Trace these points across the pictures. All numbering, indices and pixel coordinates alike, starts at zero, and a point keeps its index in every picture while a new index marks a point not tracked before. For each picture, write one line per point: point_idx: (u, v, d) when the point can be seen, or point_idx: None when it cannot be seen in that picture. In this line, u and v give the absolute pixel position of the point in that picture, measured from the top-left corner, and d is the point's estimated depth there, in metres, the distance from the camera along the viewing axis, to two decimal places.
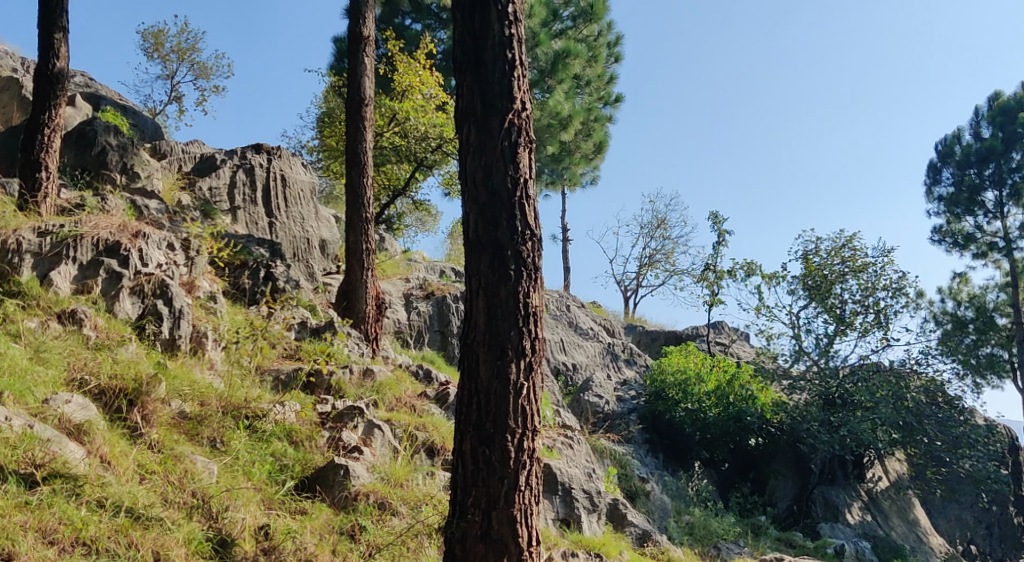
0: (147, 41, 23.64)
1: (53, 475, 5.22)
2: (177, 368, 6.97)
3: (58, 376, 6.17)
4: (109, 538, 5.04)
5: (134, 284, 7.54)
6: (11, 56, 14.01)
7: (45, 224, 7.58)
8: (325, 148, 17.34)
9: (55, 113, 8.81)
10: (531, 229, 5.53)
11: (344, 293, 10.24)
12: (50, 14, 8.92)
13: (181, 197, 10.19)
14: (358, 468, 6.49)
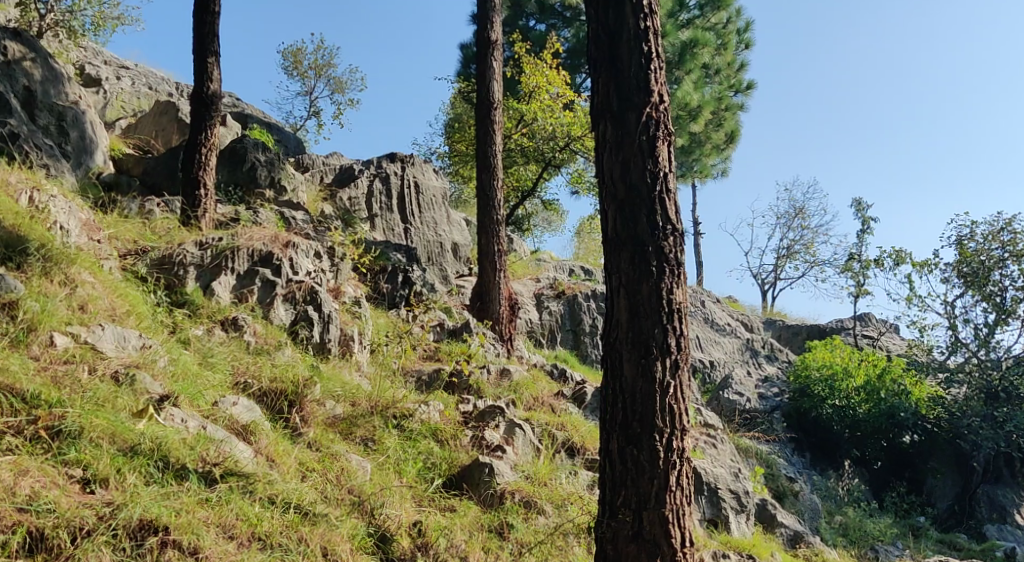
0: (286, 60, 24.64)
1: (228, 472, 5.28)
2: (329, 370, 7.28)
3: (224, 380, 6.49)
4: (281, 533, 5.10)
5: (287, 291, 7.90)
6: (165, 81, 14.90)
7: (205, 238, 7.99)
8: (455, 152, 17.59)
9: (211, 133, 9.30)
10: (672, 223, 5.48)
11: (478, 294, 10.38)
12: (204, 40, 9.44)
13: (324, 207, 10.56)
14: (502, 467, 6.57)
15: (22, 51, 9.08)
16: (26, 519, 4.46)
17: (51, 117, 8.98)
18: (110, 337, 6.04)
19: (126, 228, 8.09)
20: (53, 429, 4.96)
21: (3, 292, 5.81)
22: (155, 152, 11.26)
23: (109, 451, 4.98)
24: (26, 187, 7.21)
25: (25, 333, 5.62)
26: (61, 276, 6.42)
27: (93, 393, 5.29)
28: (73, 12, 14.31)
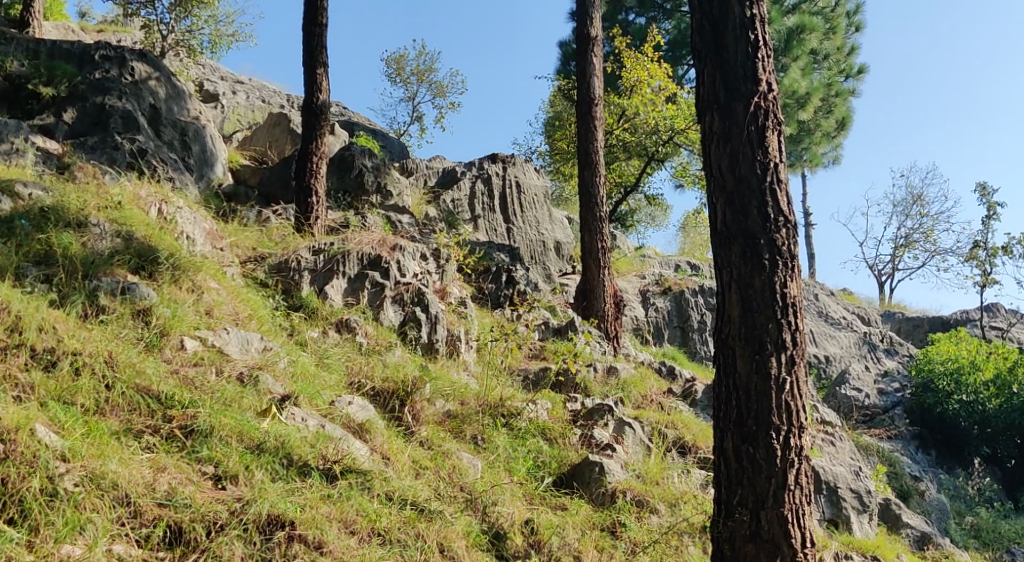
0: (390, 67, 25.15)
1: (347, 470, 5.34)
2: (438, 370, 7.41)
3: (340, 380, 6.66)
4: (399, 529, 5.06)
5: (395, 293, 8.07)
6: (278, 94, 15.44)
7: (318, 243, 8.23)
8: (556, 150, 17.61)
9: (321, 141, 9.55)
10: (784, 215, 5.37)
11: (583, 292, 10.38)
12: (313, 51, 9.72)
13: (429, 210, 10.71)
14: (612, 465, 6.53)
15: (147, 71, 9.60)
16: (165, 513, 4.44)
17: (175, 132, 9.40)
18: (234, 340, 6.31)
19: (245, 235, 8.41)
20: (187, 428, 5.11)
21: (137, 299, 6.11)
22: (269, 162, 11.67)
23: (238, 448, 5.07)
24: (155, 199, 7.58)
25: (158, 337, 5.89)
26: (188, 282, 6.73)
27: (221, 394, 5.51)
28: (191, 31, 15.09)
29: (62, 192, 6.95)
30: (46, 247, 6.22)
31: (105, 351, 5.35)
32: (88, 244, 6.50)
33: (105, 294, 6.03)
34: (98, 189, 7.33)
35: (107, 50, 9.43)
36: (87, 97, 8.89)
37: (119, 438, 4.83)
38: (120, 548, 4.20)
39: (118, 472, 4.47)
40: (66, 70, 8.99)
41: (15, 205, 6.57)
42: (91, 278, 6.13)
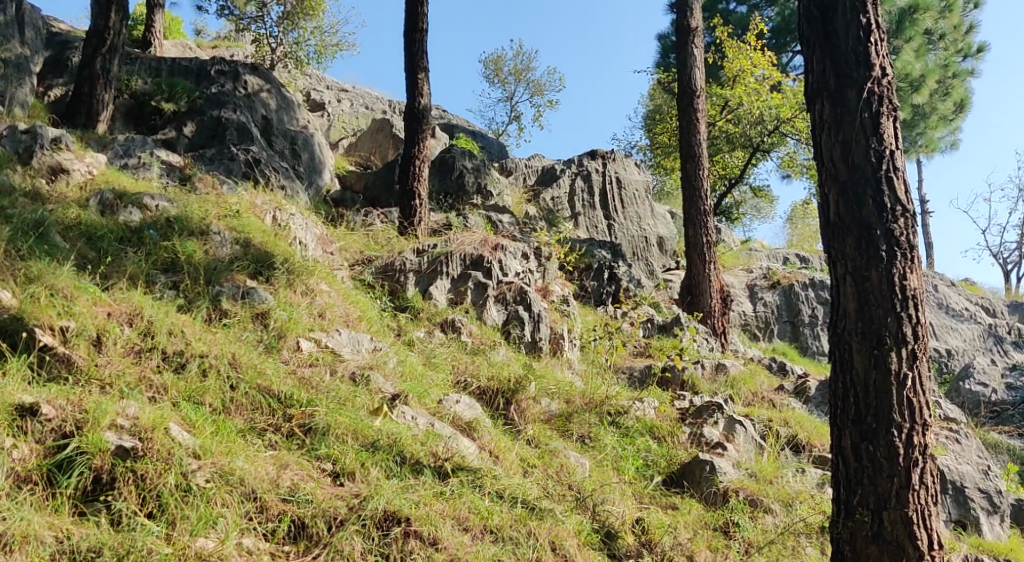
0: (488, 68, 25.35)
1: (457, 467, 5.42)
2: (543, 368, 7.46)
3: (447, 379, 6.76)
4: (511, 526, 5.09)
5: (498, 292, 8.16)
6: (381, 100, 15.77)
7: (422, 245, 8.39)
8: (657, 144, 17.43)
9: (423, 145, 9.70)
10: (901, 204, 5.22)
11: (687, 288, 10.29)
12: (413, 57, 9.90)
13: (530, 209, 10.76)
14: (724, 464, 6.44)
15: (258, 84, 10.00)
16: (289, 508, 4.61)
17: (285, 142, 9.74)
18: (346, 341, 6.50)
19: (353, 239, 8.65)
20: (306, 426, 5.29)
21: (256, 303, 6.38)
22: (373, 167, 11.94)
23: (354, 446, 5.22)
24: (269, 208, 7.88)
25: (276, 339, 6.12)
26: (302, 286, 6.97)
27: (335, 393, 5.67)
28: (299, 43, 15.57)
29: (185, 203, 7.27)
30: (172, 255, 6.52)
31: (229, 353, 5.59)
32: (210, 251, 6.79)
33: (227, 298, 6.31)
34: (218, 199, 7.66)
35: (221, 65, 9.88)
36: (205, 111, 9.27)
37: (243, 436, 5.04)
38: (250, 542, 4.37)
39: (245, 469, 4.66)
40: (185, 86, 9.44)
41: (144, 215, 6.89)
42: (213, 283, 6.42)
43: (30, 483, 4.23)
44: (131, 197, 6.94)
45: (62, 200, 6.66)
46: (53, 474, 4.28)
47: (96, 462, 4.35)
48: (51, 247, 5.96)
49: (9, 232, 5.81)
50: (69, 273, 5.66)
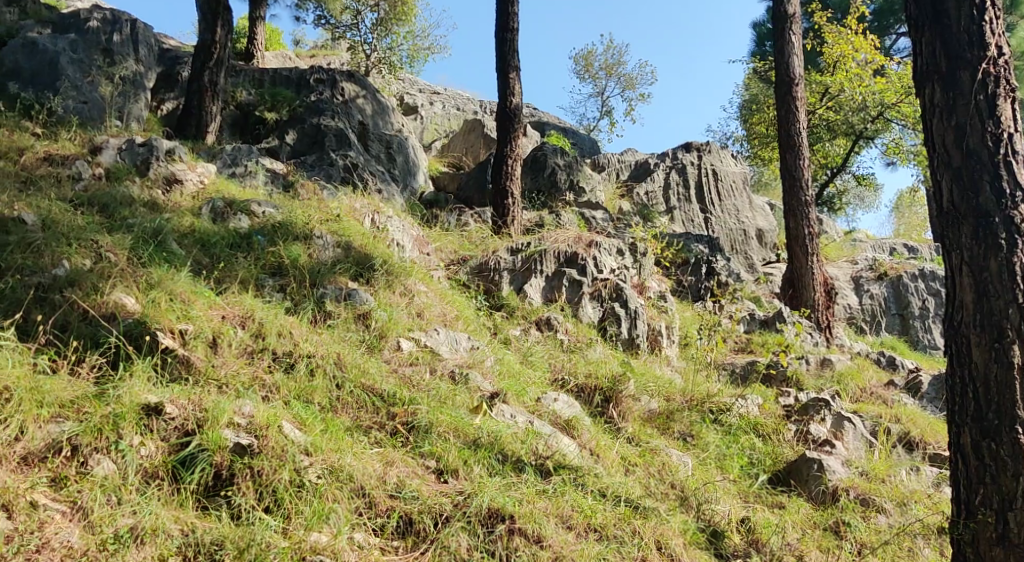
0: (578, 64, 25.33)
1: (559, 465, 5.45)
2: (641, 366, 7.44)
3: (545, 377, 6.80)
4: (615, 525, 5.10)
5: (593, 289, 8.15)
6: (472, 101, 15.94)
7: (516, 243, 8.45)
8: (754, 135, 17.12)
9: (515, 144, 9.75)
10: (1021, 189, 5.02)
11: (790, 281, 10.12)
12: (505, 57, 9.97)
13: (623, 205, 10.71)
14: (832, 462, 6.27)
15: (355, 90, 10.24)
16: (396, 504, 4.73)
17: (381, 146, 9.93)
18: (444, 340, 6.61)
19: (448, 240, 8.77)
20: (409, 424, 5.41)
21: (358, 304, 6.56)
22: (466, 167, 12.06)
23: (457, 444, 5.30)
24: (368, 211, 8.08)
25: (378, 339, 6.28)
26: (401, 287, 7.12)
27: (436, 392, 5.78)
28: (392, 48, 15.88)
29: (290, 209, 7.51)
30: (278, 259, 6.75)
31: (334, 353, 5.76)
32: (314, 255, 7.00)
33: (331, 300, 6.50)
34: (320, 204, 7.89)
35: (320, 73, 10.17)
36: (305, 119, 9.56)
37: (351, 434, 5.19)
38: (361, 537, 4.51)
39: (354, 466, 4.80)
40: (286, 95, 9.80)
41: (252, 222, 7.14)
42: (317, 286, 6.63)
43: (157, 479, 4.44)
44: (240, 204, 7.21)
45: (177, 209, 6.95)
46: (178, 470, 4.48)
47: (217, 459, 4.55)
48: (168, 253, 6.23)
49: (130, 240, 6.09)
50: (186, 279, 5.92)
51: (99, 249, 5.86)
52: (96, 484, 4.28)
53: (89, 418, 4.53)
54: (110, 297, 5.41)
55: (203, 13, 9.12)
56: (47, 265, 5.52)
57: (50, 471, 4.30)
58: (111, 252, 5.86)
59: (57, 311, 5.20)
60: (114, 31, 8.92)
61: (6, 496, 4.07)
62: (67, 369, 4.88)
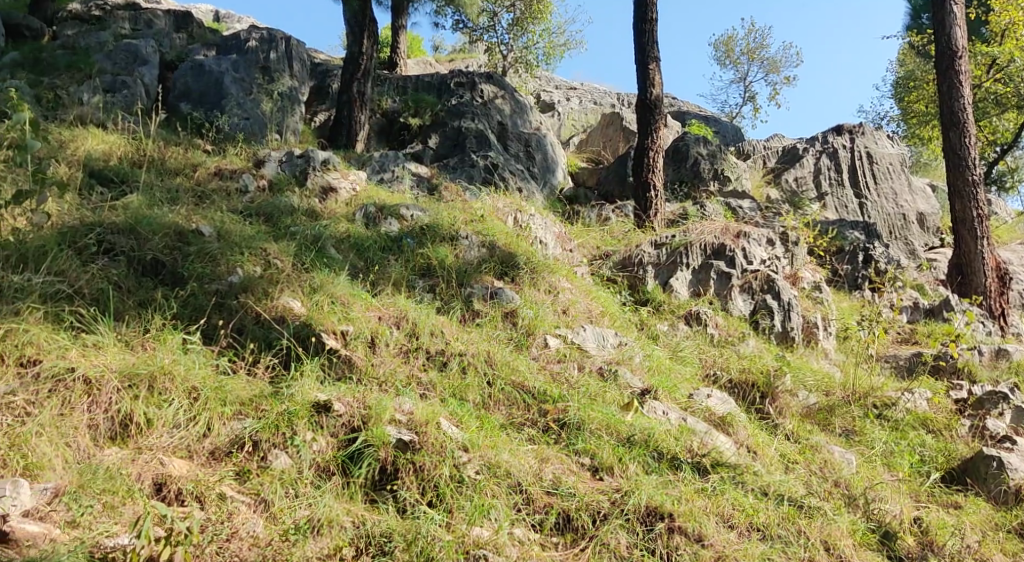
0: (719, 50, 24.79)
1: (717, 463, 5.35)
2: (797, 359, 7.23)
3: (696, 372, 6.69)
4: (779, 525, 4.97)
5: (743, 281, 7.96)
6: (610, 94, 15.85)
7: (660, 237, 8.31)
8: (912, 114, 16.28)
9: (657, 136, 9.60)
10: None
11: (956, 266, 9.63)
12: (644, 47, 9.79)
13: (770, 192, 10.44)
14: (1014, 459, 5.88)
15: (494, 91, 10.39)
16: (554, 501, 4.76)
17: (520, 145, 10.03)
18: (591, 336, 6.61)
19: (590, 236, 8.75)
20: (560, 421, 5.44)
21: (505, 302, 6.64)
22: (605, 161, 12.02)
23: (610, 441, 5.30)
24: (511, 210, 8.17)
25: (525, 336, 6.35)
26: (545, 284, 7.17)
27: (585, 389, 5.79)
28: (528, 47, 15.99)
29: (436, 211, 7.68)
30: (427, 260, 6.92)
31: (485, 352, 5.86)
32: (460, 255, 7.14)
33: (478, 300, 6.62)
34: (464, 205, 8.04)
35: (460, 77, 10.41)
36: (446, 122, 9.76)
37: (506, 431, 5.27)
38: (521, 532, 4.56)
39: (510, 462, 4.87)
40: (428, 100, 10.02)
41: (402, 226, 7.37)
42: (465, 285, 6.77)
43: (329, 473, 4.64)
44: (390, 209, 7.45)
45: (333, 216, 7.24)
46: (347, 465, 4.68)
47: (382, 454, 4.71)
48: (327, 258, 6.49)
49: (294, 247, 6.39)
50: (344, 282, 6.16)
51: (267, 256, 6.18)
52: (275, 477, 4.51)
53: (267, 415, 4.78)
54: (279, 301, 5.69)
55: (351, 26, 9.44)
56: (223, 272, 5.85)
57: (235, 465, 4.57)
58: (278, 259, 6.16)
59: (234, 315, 5.51)
60: (271, 48, 9.39)
61: (199, 488, 4.33)
62: (245, 370, 5.18)
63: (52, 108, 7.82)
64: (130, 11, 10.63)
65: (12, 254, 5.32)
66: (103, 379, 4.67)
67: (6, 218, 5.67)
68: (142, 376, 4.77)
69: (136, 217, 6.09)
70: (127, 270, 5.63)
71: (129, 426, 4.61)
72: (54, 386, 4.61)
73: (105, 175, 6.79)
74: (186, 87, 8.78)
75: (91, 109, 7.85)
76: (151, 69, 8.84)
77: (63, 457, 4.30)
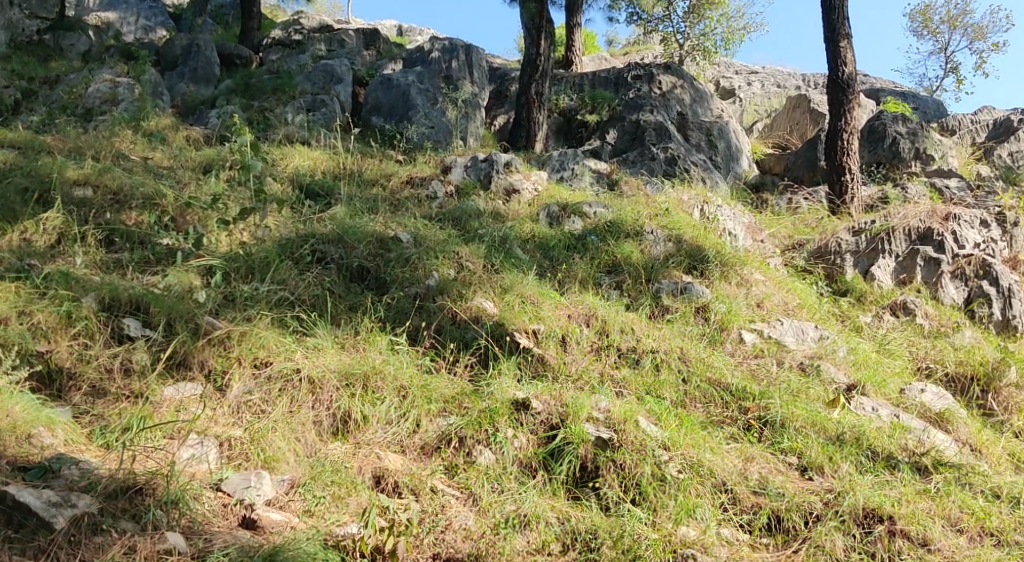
0: (916, 20, 23.33)
1: (938, 463, 5.04)
2: (1021, 351, 6.74)
3: (907, 365, 6.32)
4: (1015, 529, 4.64)
5: (954, 267, 7.46)
6: (794, 75, 15.29)
7: (860, 224, 7.86)
8: None
9: (851, 116, 9.10)
10: None
11: None
12: (834, 24, 9.20)
13: (981, 169, 9.73)
14: None
15: (673, 81, 10.21)
16: (763, 501, 4.64)
17: (701, 134, 9.81)
18: (789, 330, 6.38)
19: (782, 225, 8.45)
20: (763, 418, 5.29)
21: (695, 297, 6.49)
22: (793, 147, 11.58)
23: (819, 439, 5.10)
24: (697, 202, 8.03)
25: (719, 332, 6.21)
26: (737, 277, 6.99)
27: (787, 385, 5.59)
28: (706, 34, 15.46)
29: (620, 207, 7.64)
30: (613, 257, 6.90)
31: (679, 348, 5.78)
32: (646, 251, 7.07)
33: (668, 295, 6.54)
34: (648, 200, 7.96)
35: (637, 70, 10.30)
36: (625, 116, 9.72)
37: (708, 429, 5.18)
38: (729, 532, 4.48)
39: (714, 461, 4.77)
40: (605, 96, 10.02)
41: (585, 223, 7.39)
42: (654, 281, 6.70)
43: (533, 469, 4.73)
44: (573, 207, 7.48)
45: (518, 217, 7.37)
46: (548, 462, 4.75)
47: (582, 452, 4.74)
48: (515, 259, 6.61)
49: (484, 249, 6.54)
50: (534, 281, 6.26)
51: (460, 259, 6.37)
52: (482, 472, 4.63)
53: (469, 412, 4.92)
54: (473, 302, 5.85)
55: (528, 29, 9.49)
56: (421, 276, 6.07)
57: (443, 460, 4.73)
58: (470, 261, 6.34)
59: (434, 317, 5.69)
60: (452, 58, 9.76)
61: (413, 481, 4.50)
62: (447, 369, 5.37)
63: (261, 129, 8.37)
64: (325, 32, 11.23)
65: (241, 266, 5.72)
66: (324, 379, 4.94)
67: (232, 233, 6.12)
68: (358, 375, 5.02)
69: (342, 226, 6.41)
70: (337, 277, 5.95)
71: (349, 422, 4.85)
72: (284, 385, 4.91)
73: (312, 190, 7.21)
74: (378, 101, 9.18)
75: (295, 128, 8.35)
76: (346, 87, 9.30)
77: (295, 450, 4.57)
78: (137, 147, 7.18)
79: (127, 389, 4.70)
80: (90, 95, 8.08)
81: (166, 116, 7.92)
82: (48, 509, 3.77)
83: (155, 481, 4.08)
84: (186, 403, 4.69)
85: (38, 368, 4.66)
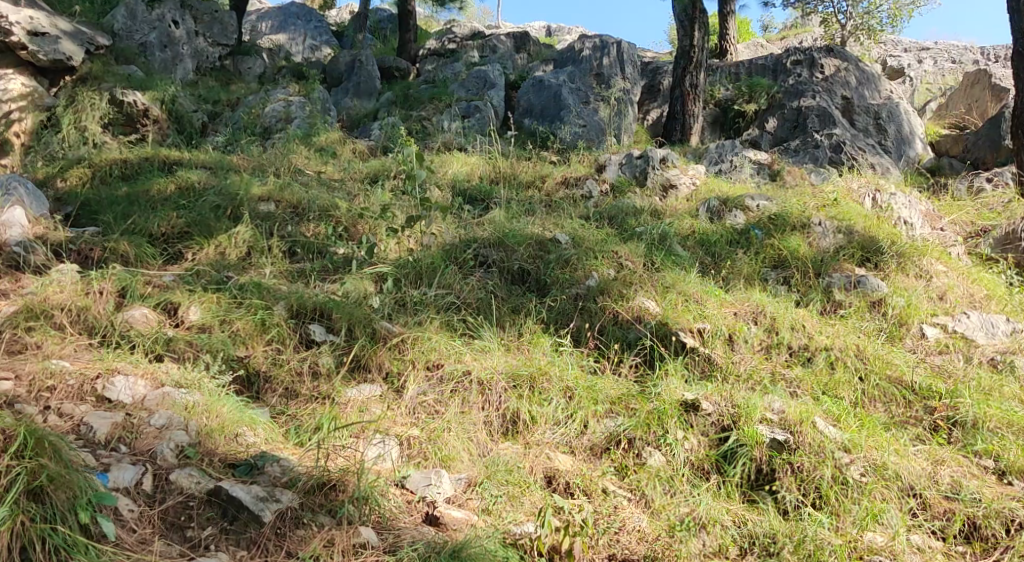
0: None
1: None
2: None
3: None
4: None
5: None
6: (970, 49, 14.40)
7: None
8: None
9: None
10: None
11: None
12: None
13: None
14: None
15: (836, 64, 9.80)
16: (957, 506, 4.41)
17: (869, 118, 9.41)
18: (977, 324, 6.00)
19: (963, 211, 7.97)
20: (951, 419, 5.02)
21: (870, 290, 6.23)
22: (971, 126, 10.90)
23: (1017, 441, 4.80)
24: (868, 189, 7.64)
25: (897, 327, 5.94)
26: (916, 269, 6.64)
27: (977, 383, 5.27)
28: (871, 12, 14.82)
29: (784, 199, 7.40)
30: (779, 251, 6.69)
31: (855, 345, 5.55)
32: (815, 244, 6.84)
33: (840, 289, 6.28)
34: (815, 190, 7.67)
35: (797, 55, 9.97)
36: (785, 103, 9.47)
37: (890, 430, 4.95)
38: (920, 539, 4.27)
39: (900, 464, 4.56)
40: (763, 83, 9.67)
41: (748, 217, 7.20)
42: (824, 275, 6.46)
43: (705, 471, 4.67)
44: (735, 201, 7.31)
45: (676, 213, 7.27)
46: (721, 464, 4.66)
47: (756, 454, 4.62)
48: (677, 257, 6.52)
49: (643, 247, 6.51)
50: (698, 279, 6.16)
51: (619, 259, 6.35)
52: (653, 473, 4.59)
53: (637, 413, 4.90)
54: (635, 302, 5.82)
55: (681, 21, 9.33)
56: (581, 277, 6.09)
57: (613, 461, 4.72)
58: (629, 260, 6.32)
59: (595, 318, 5.70)
60: (602, 55, 9.75)
61: (585, 482, 4.52)
62: (611, 370, 5.37)
63: (422, 138, 8.62)
64: (478, 39, 11.43)
65: (411, 271, 5.90)
66: (492, 380, 5.03)
67: (401, 240, 6.34)
68: (525, 376, 5.09)
69: (503, 230, 6.52)
70: (499, 280, 6.06)
71: (518, 422, 4.92)
72: (455, 386, 5.03)
73: (471, 195, 7.36)
74: (530, 104, 9.31)
75: (453, 135, 8.55)
76: (499, 91, 9.49)
77: (469, 450, 4.67)
78: (311, 162, 7.54)
79: (316, 391, 4.93)
80: (267, 115, 8.53)
81: (334, 131, 8.28)
82: (257, 503, 3.97)
83: (347, 479, 4.25)
84: (368, 403, 4.88)
85: (239, 371, 4.95)
